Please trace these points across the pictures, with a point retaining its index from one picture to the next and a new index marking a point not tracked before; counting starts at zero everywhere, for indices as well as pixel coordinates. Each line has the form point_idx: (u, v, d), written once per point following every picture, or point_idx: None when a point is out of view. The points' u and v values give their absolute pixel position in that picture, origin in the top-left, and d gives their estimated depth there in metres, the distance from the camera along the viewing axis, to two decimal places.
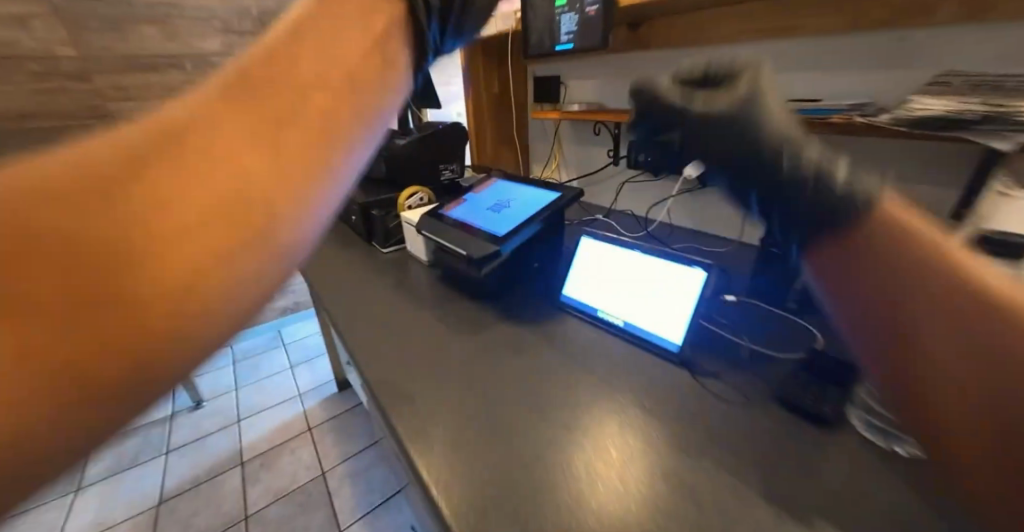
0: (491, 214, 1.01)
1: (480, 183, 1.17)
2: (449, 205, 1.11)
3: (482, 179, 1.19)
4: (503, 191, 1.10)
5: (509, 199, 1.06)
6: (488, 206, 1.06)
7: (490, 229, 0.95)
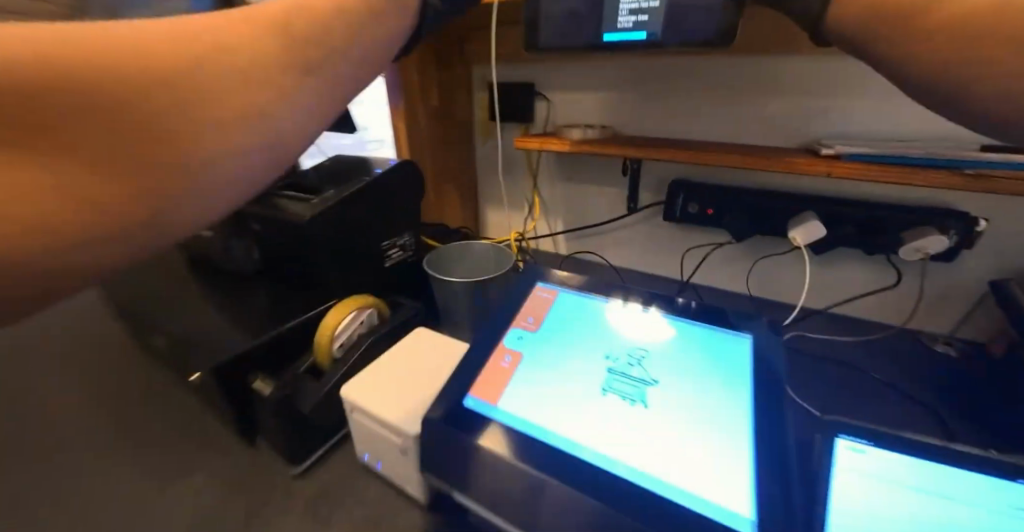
0: (616, 399, 0.46)
1: (530, 310, 0.57)
2: (501, 395, 0.48)
3: (529, 299, 0.58)
4: (611, 336, 0.51)
5: (644, 364, 0.48)
6: (609, 392, 0.46)
7: (641, 460, 0.40)
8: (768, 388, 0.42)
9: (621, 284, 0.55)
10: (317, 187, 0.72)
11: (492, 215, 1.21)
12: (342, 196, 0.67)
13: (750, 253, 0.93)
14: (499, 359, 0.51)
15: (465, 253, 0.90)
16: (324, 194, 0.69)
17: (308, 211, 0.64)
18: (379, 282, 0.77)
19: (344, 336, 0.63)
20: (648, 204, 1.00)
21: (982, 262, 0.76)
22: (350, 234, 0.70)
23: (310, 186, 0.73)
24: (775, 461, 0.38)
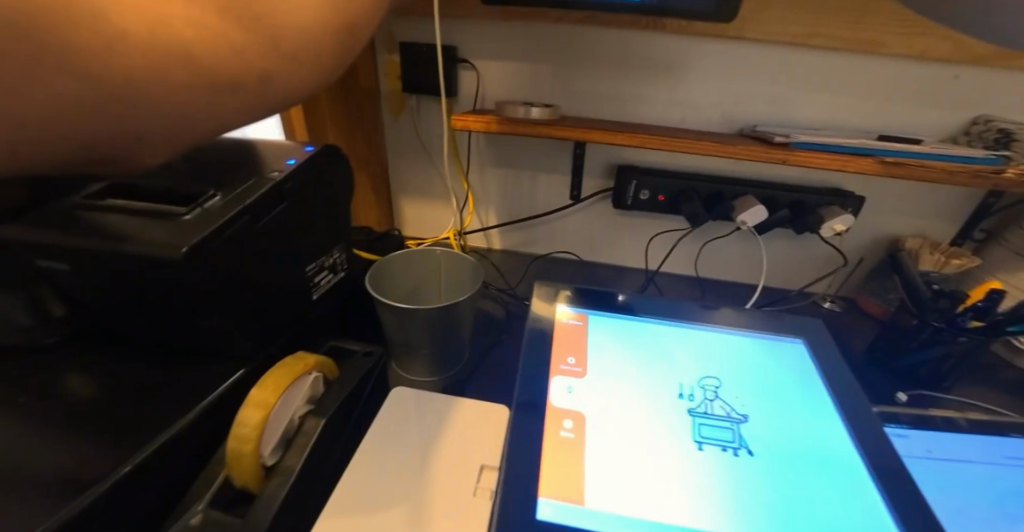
0: (691, 451, 0.37)
1: (565, 348, 0.44)
2: (587, 486, 0.33)
3: (556, 336, 0.46)
4: (667, 370, 0.44)
5: (720, 396, 0.42)
6: (704, 444, 0.37)
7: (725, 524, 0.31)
8: (835, 393, 0.43)
9: (659, 304, 0.51)
10: (183, 190, 0.45)
11: (408, 209, 1.00)
12: (243, 206, 0.43)
13: (697, 238, 0.92)
14: (555, 427, 0.37)
15: (399, 269, 0.70)
16: (202, 204, 0.42)
17: (185, 235, 0.38)
18: (305, 322, 0.55)
19: (274, 435, 0.41)
20: (593, 191, 0.91)
21: (875, 235, 0.88)
22: (262, 262, 0.46)
23: (172, 191, 0.45)
24: (897, 473, 0.36)
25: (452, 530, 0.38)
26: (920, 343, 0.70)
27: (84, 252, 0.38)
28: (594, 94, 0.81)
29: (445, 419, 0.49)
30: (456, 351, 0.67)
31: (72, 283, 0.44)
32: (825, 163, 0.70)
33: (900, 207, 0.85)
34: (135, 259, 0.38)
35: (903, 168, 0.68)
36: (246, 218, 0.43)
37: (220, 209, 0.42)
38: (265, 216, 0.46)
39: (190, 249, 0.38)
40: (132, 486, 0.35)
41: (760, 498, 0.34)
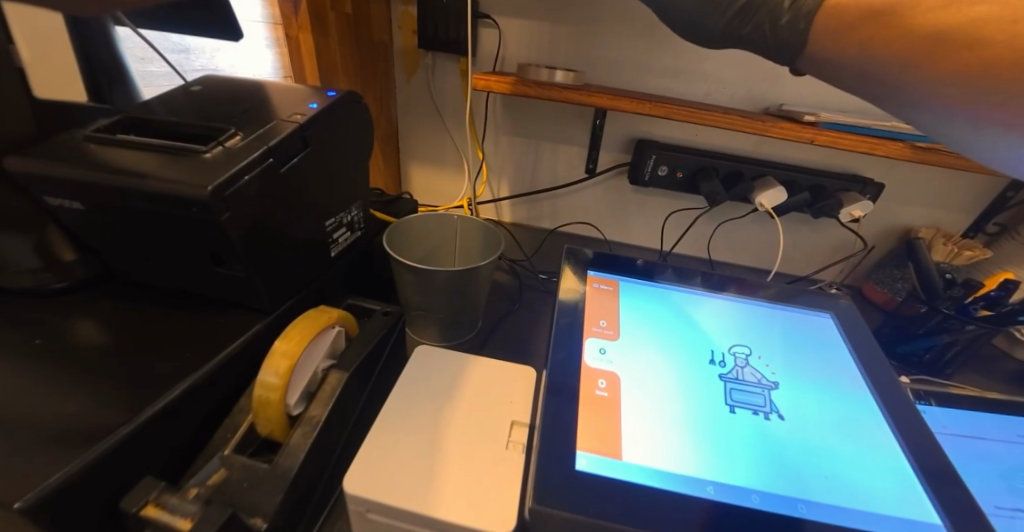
0: (717, 412, 0.36)
1: (596, 311, 0.44)
2: (621, 441, 0.33)
3: (588, 299, 0.45)
4: (696, 337, 0.43)
5: (751, 362, 0.41)
6: (736, 407, 0.37)
7: (742, 484, 0.31)
8: (864, 366, 0.42)
9: (687, 272, 0.50)
10: (200, 129, 0.41)
11: (419, 176, 0.98)
12: (269, 147, 0.39)
13: (712, 219, 0.90)
14: (589, 386, 0.36)
15: (405, 235, 0.67)
16: (224, 143, 0.39)
17: (207, 176, 0.35)
18: (323, 279, 0.53)
19: (300, 385, 0.40)
20: (609, 164, 0.88)
21: (892, 227, 0.84)
22: (286, 212, 0.44)
23: (188, 129, 0.42)
24: (926, 444, 0.35)
25: (484, 481, 0.35)
26: (926, 330, 0.69)
27: (101, 187, 0.35)
28: (614, 64, 0.78)
29: (461, 376, 0.44)
30: (470, 318, 0.66)
31: (84, 222, 0.41)
32: (852, 143, 0.65)
33: (926, 201, 0.81)
34: (156, 198, 0.35)
35: (932, 153, 0.65)
36: (271, 160, 0.40)
37: (245, 148, 0.39)
38: (289, 161, 0.42)
39: (216, 189, 0.34)
40: (156, 430, 0.34)
41: (792, 461, 0.33)
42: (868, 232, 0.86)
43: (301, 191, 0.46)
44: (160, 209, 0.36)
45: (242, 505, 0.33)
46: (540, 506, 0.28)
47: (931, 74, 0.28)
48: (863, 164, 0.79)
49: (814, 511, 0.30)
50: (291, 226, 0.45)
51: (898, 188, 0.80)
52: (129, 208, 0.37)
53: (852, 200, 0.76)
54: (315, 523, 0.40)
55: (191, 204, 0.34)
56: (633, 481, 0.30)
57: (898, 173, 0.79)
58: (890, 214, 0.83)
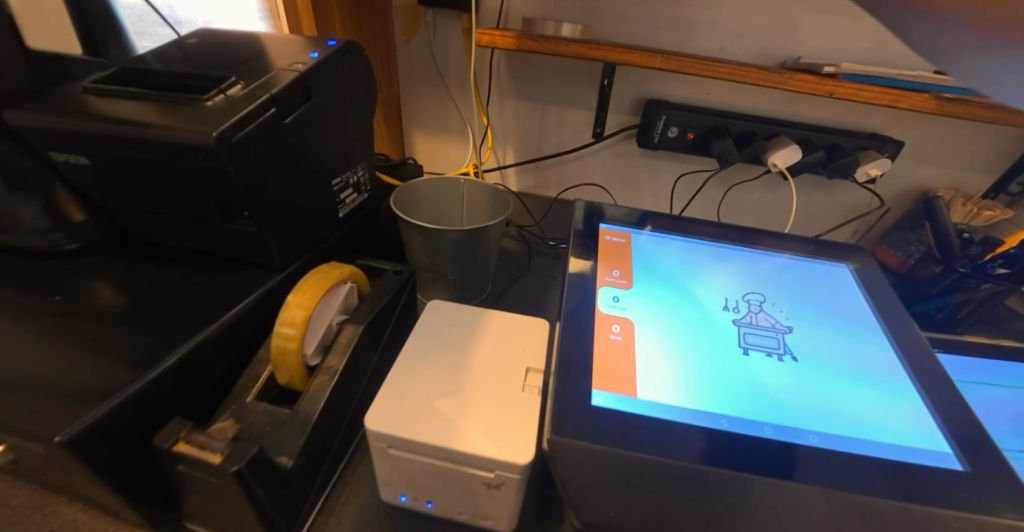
0: (730, 353, 0.36)
1: (609, 262, 0.43)
2: (636, 381, 0.33)
3: (600, 251, 0.44)
4: (709, 284, 0.43)
5: (764, 307, 0.41)
6: (750, 350, 0.37)
7: (754, 416, 0.32)
8: (879, 310, 0.42)
9: (698, 222, 0.49)
10: (200, 81, 0.41)
11: (422, 144, 0.97)
12: (271, 95, 0.39)
13: (722, 184, 0.88)
14: (604, 330, 0.37)
15: (412, 202, 0.67)
16: (226, 91, 0.38)
17: (213, 121, 0.34)
18: (332, 239, 0.53)
19: (317, 335, 0.40)
20: (617, 128, 0.86)
21: (910, 187, 0.82)
22: (293, 167, 0.44)
23: (189, 81, 0.41)
24: (941, 381, 0.35)
25: (505, 417, 0.35)
26: (940, 289, 0.68)
27: (109, 139, 0.35)
28: (623, 19, 0.75)
29: (475, 328, 0.44)
30: (480, 281, 0.65)
31: (91, 178, 0.41)
32: (877, 99, 0.63)
33: (945, 160, 0.78)
34: (164, 147, 0.34)
35: (957, 105, 0.63)
36: (274, 110, 0.39)
37: (247, 96, 0.38)
38: (293, 113, 0.42)
39: (222, 134, 0.34)
40: (180, 376, 0.34)
41: (805, 397, 0.34)
42: (885, 192, 0.84)
43: (306, 146, 0.45)
44: (170, 161, 0.35)
45: (269, 446, 0.34)
46: (559, 435, 0.28)
47: (981, 37, 0.17)
48: (882, 121, 0.76)
49: (826, 439, 0.31)
50: (298, 183, 0.45)
51: (919, 147, 0.78)
52: (137, 162, 0.37)
53: (871, 162, 0.74)
54: (337, 469, 0.40)
55: (199, 151, 0.34)
56: (647, 414, 0.30)
57: (919, 130, 0.77)
58: (909, 174, 0.81)
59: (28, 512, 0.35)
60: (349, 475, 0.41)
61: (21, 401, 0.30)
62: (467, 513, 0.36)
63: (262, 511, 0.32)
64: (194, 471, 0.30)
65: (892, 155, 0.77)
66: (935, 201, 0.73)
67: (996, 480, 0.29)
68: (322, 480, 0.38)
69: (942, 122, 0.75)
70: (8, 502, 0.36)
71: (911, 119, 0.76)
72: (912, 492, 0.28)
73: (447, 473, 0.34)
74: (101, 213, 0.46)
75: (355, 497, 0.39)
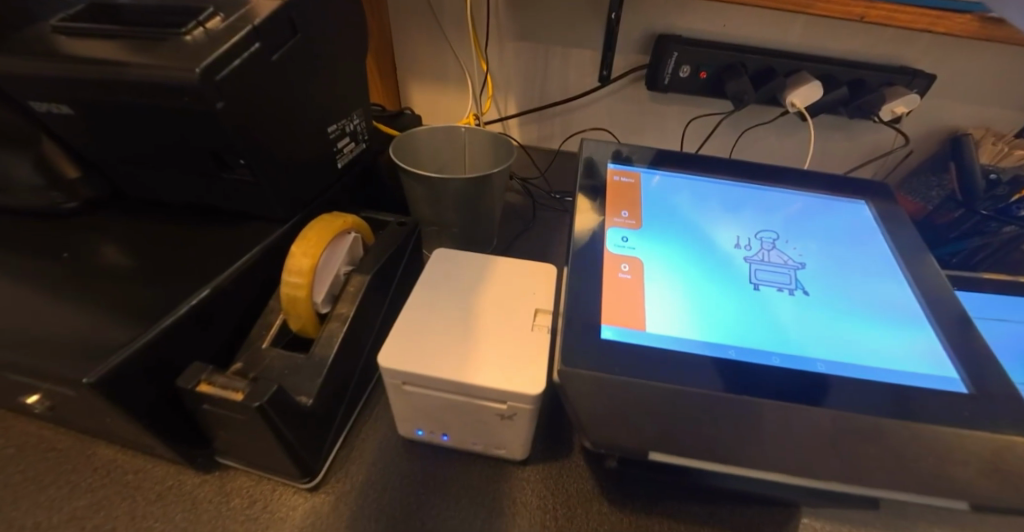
0: (741, 289, 0.37)
1: (618, 202, 0.42)
2: (646, 316, 0.34)
3: (608, 191, 0.43)
4: (722, 222, 0.42)
5: (778, 244, 0.40)
6: (761, 285, 0.37)
7: (760, 346, 0.33)
8: (899, 245, 0.40)
9: (712, 157, 0.46)
10: (176, 17, 0.36)
11: (419, 94, 0.91)
12: (253, 27, 0.34)
13: (736, 126, 0.82)
14: (613, 269, 0.37)
15: (407, 152, 0.65)
16: (205, 23, 0.34)
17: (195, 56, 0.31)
18: (334, 190, 0.52)
19: (325, 283, 0.41)
20: (623, 71, 0.79)
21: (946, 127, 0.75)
22: (285, 115, 0.41)
23: (165, 15, 0.38)
24: (953, 314, 0.35)
25: (516, 354, 0.36)
26: (959, 233, 0.65)
27: (88, 86, 0.33)
28: None
29: (482, 274, 0.44)
30: (485, 233, 0.64)
31: (82, 130, 0.40)
32: (911, 20, 0.59)
33: (989, 95, 0.71)
34: (147, 92, 0.32)
35: (998, 28, 0.58)
36: (258, 46, 0.35)
37: (228, 30, 0.34)
38: (279, 52, 0.38)
39: (206, 72, 0.31)
40: (195, 323, 0.35)
41: (813, 331, 0.34)
42: (918, 133, 0.77)
43: (298, 91, 0.42)
44: (157, 109, 0.34)
45: (288, 386, 0.35)
46: (570, 368, 0.30)
47: None
48: (920, 52, 0.69)
49: (830, 366, 0.32)
50: (292, 132, 0.43)
51: (961, 81, 0.71)
52: (126, 112, 0.35)
53: (898, 100, 0.67)
54: (355, 408, 0.42)
55: (184, 92, 0.31)
56: (655, 347, 0.32)
57: (963, 62, 0.69)
58: (947, 113, 0.74)
59: (72, 453, 0.38)
60: (367, 413, 0.43)
61: (43, 351, 0.31)
62: (482, 444, 0.38)
63: (287, 445, 0.33)
64: (217, 410, 0.32)
65: (928, 90, 0.71)
66: (964, 138, 0.69)
67: (991, 404, 0.30)
68: (342, 417, 0.40)
69: (989, 52, 0.67)
70: (53, 445, 0.38)
71: (956, 49, 0.68)
72: (905, 415, 0.30)
73: (461, 408, 0.35)
74: (95, 169, 0.46)
75: (375, 433, 0.41)
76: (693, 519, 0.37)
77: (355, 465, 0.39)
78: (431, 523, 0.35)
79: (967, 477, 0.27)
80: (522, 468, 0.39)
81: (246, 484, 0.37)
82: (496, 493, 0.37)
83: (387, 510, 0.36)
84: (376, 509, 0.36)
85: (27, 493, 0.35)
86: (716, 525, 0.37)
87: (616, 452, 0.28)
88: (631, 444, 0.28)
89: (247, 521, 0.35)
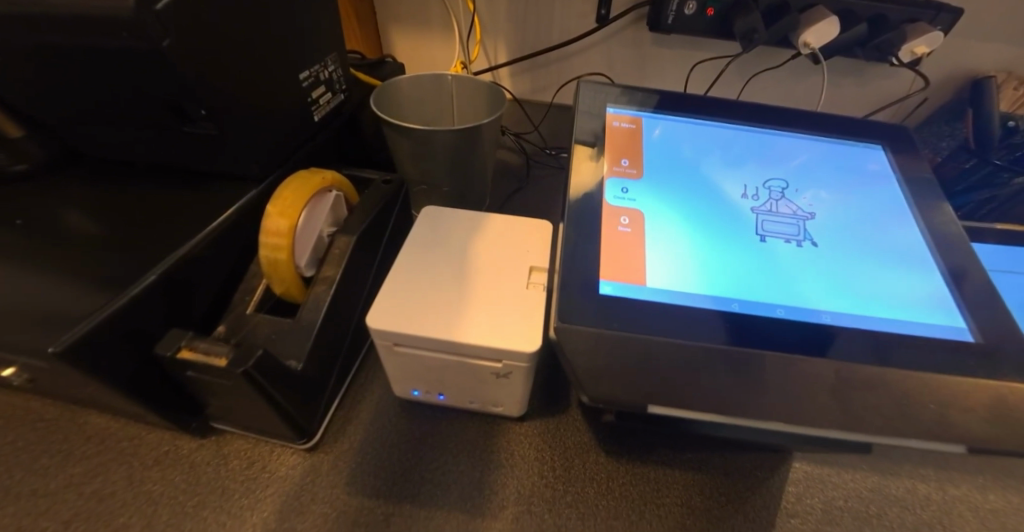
0: (747, 241, 0.35)
1: (619, 149, 0.39)
2: (646, 271, 0.32)
3: (608, 139, 0.40)
4: (728, 173, 0.39)
5: (787, 195, 0.38)
6: (767, 237, 0.35)
7: (763, 300, 0.31)
8: (915, 195, 0.38)
9: (721, 100, 0.43)
10: None
11: (401, 40, 0.85)
12: None
13: (741, 70, 0.77)
14: (612, 222, 0.35)
15: (390, 103, 0.61)
16: None
17: None
18: (313, 145, 0.49)
19: (307, 247, 0.39)
20: (623, 9, 0.73)
21: (962, 67, 0.71)
22: (247, 60, 0.37)
23: None
24: (966, 263, 0.34)
25: (512, 313, 0.34)
26: (966, 186, 0.61)
27: (17, 30, 0.30)
28: None
29: (473, 232, 0.42)
30: (476, 190, 0.61)
31: (25, 84, 0.36)
32: None
33: (1011, 31, 0.66)
34: (79, 26, 0.28)
35: None
36: None
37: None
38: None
39: None
40: (170, 290, 0.34)
41: (820, 282, 0.33)
42: (935, 75, 0.72)
43: (260, 32, 0.38)
44: (99, 52, 0.30)
45: (275, 352, 0.35)
46: (566, 324, 0.29)
47: None
48: None
49: (834, 319, 0.31)
50: (258, 81, 0.39)
51: (985, 16, 0.65)
52: (69, 59, 0.32)
53: (920, 40, 0.63)
54: (349, 372, 0.42)
55: (122, 28, 0.27)
56: (656, 302, 0.30)
57: None
58: (966, 53, 0.69)
59: (62, 423, 0.37)
60: (360, 376, 0.42)
61: (9, 323, 0.29)
62: (478, 402, 0.38)
63: (278, 408, 0.33)
64: (202, 375, 0.31)
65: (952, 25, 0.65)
66: (986, 83, 0.65)
67: (995, 353, 0.30)
68: (335, 380, 0.39)
69: None
70: (41, 417, 0.38)
71: None
72: (909, 364, 0.29)
73: (455, 368, 0.34)
74: (48, 131, 0.42)
75: (370, 395, 0.41)
76: (686, 465, 0.37)
77: (351, 426, 0.39)
78: (429, 477, 0.35)
79: (968, 424, 0.27)
80: (519, 423, 0.39)
81: (244, 447, 0.36)
82: (492, 446, 0.38)
83: (385, 465, 0.36)
84: (374, 466, 0.36)
85: (19, 462, 0.35)
86: (707, 471, 0.37)
87: (614, 407, 0.27)
88: (629, 401, 0.27)
89: (246, 481, 0.35)
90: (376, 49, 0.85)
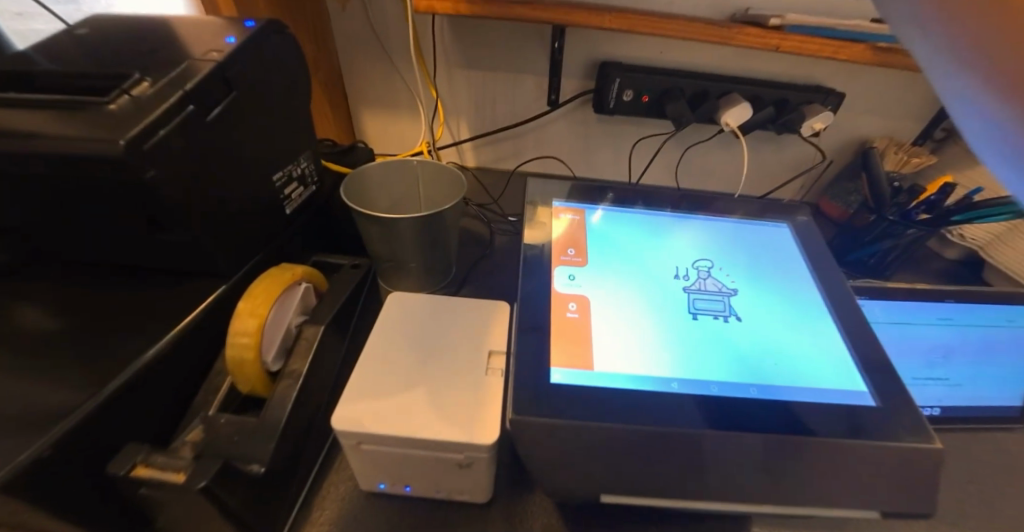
0: (681, 320, 0.39)
1: (565, 239, 0.44)
2: (593, 355, 0.35)
3: (555, 230, 0.45)
4: (662, 255, 0.44)
5: (713, 273, 0.43)
6: (699, 314, 0.39)
7: (700, 376, 0.34)
8: (818, 265, 0.44)
9: (650, 192, 0.49)
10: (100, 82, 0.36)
11: (371, 121, 0.90)
12: (186, 91, 0.35)
13: (679, 144, 0.86)
14: (561, 309, 0.38)
15: (360, 186, 0.64)
16: (130, 91, 0.34)
17: (123, 126, 0.31)
18: (285, 237, 0.51)
19: (273, 342, 0.40)
20: (571, 95, 0.82)
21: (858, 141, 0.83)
22: (222, 170, 0.40)
23: (85, 82, 0.36)
24: (866, 323, 0.39)
25: (472, 401, 0.36)
26: (872, 237, 0.68)
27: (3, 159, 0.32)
28: None
29: (437, 317, 0.44)
30: (441, 266, 0.64)
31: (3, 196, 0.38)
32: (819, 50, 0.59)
33: (892, 113, 0.78)
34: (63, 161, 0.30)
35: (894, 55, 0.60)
36: (191, 108, 0.35)
37: (157, 96, 0.34)
38: (213, 108, 0.38)
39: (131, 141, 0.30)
40: (131, 399, 0.33)
41: (747, 354, 0.36)
42: (836, 147, 0.84)
43: (235, 142, 0.41)
44: (78, 177, 0.32)
45: (236, 456, 0.34)
46: (522, 415, 0.30)
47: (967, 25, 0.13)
48: (828, 75, 0.75)
49: (764, 390, 0.34)
50: (231, 188, 0.41)
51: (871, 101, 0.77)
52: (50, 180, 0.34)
53: (820, 116, 0.73)
54: (314, 466, 0.41)
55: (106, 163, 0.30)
56: (604, 386, 0.33)
57: (869, 84, 0.76)
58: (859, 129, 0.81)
59: None
60: (326, 469, 0.42)
61: None
62: (444, 491, 0.38)
63: (239, 516, 0.32)
64: (157, 492, 0.30)
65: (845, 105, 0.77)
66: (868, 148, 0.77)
67: None
68: (301, 477, 0.39)
69: (888, 74, 0.74)
70: None
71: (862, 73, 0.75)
72: (834, 429, 0.32)
73: (421, 459, 0.35)
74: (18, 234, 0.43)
75: (337, 488, 0.41)
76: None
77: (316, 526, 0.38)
78: None
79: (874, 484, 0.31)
80: (489, 507, 0.40)
81: None
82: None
83: None
84: None
85: None
86: None
87: None
88: None
89: None
90: (347, 131, 0.89)
